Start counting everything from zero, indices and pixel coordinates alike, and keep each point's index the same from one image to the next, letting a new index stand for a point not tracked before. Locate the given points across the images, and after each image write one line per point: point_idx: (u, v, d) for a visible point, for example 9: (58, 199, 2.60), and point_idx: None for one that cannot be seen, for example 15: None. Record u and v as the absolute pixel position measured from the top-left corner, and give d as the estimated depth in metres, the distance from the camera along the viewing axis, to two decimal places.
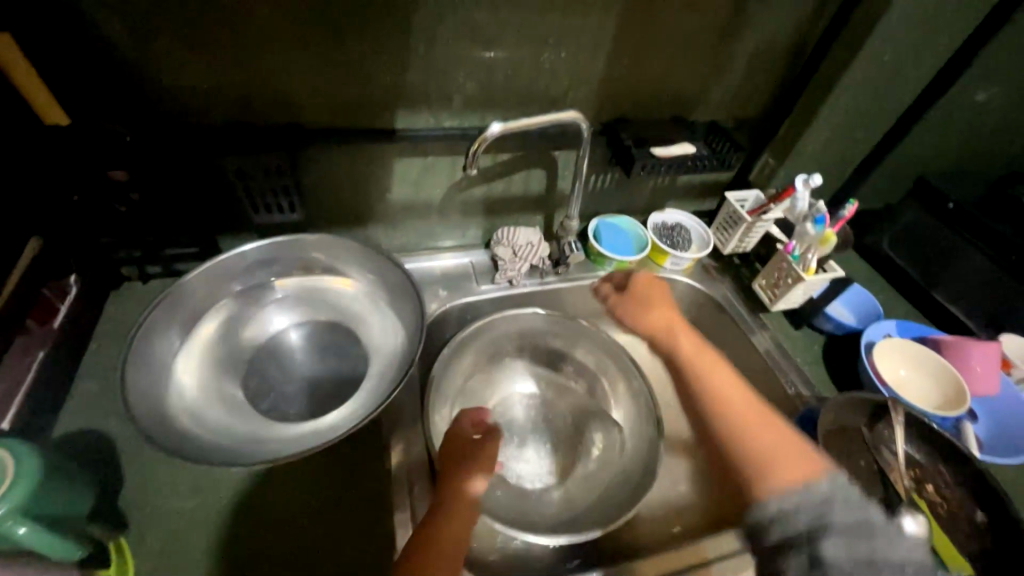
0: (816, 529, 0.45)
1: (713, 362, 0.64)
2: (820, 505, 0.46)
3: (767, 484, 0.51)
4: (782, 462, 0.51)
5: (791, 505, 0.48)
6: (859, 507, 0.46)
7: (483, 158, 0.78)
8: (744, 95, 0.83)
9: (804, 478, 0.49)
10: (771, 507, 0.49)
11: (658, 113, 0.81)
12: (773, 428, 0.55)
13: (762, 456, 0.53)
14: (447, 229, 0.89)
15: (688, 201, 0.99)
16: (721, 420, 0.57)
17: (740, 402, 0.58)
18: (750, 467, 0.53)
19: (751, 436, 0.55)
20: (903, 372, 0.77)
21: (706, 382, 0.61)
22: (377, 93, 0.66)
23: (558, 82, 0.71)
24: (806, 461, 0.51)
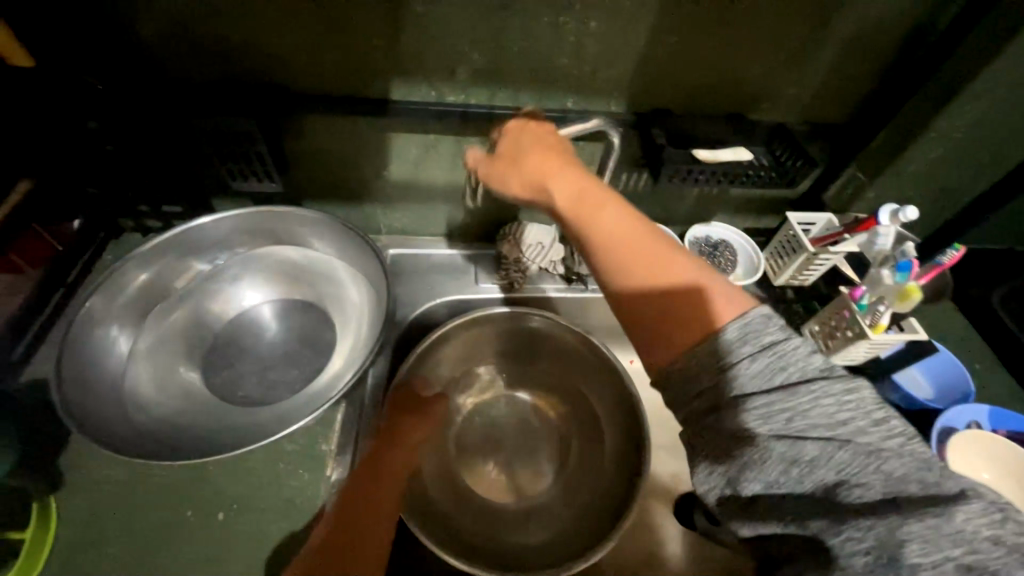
0: (745, 390, 0.37)
1: (578, 192, 0.45)
2: (736, 361, 0.37)
3: (682, 337, 0.40)
4: (707, 308, 0.40)
5: (701, 367, 0.38)
6: (773, 352, 0.37)
7: (492, 142, 0.69)
8: (830, 97, 0.66)
9: (720, 334, 0.39)
10: (692, 378, 0.39)
11: (711, 108, 0.66)
12: (676, 269, 0.41)
13: (662, 302, 0.41)
14: (452, 216, 0.81)
15: (740, 215, 0.83)
16: (619, 274, 0.43)
17: (644, 265, 0.42)
18: (656, 318, 0.41)
19: (642, 284, 0.42)
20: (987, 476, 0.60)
21: (590, 226, 0.44)
22: (368, 58, 0.58)
23: (583, 60, 0.59)
24: (717, 302, 0.40)
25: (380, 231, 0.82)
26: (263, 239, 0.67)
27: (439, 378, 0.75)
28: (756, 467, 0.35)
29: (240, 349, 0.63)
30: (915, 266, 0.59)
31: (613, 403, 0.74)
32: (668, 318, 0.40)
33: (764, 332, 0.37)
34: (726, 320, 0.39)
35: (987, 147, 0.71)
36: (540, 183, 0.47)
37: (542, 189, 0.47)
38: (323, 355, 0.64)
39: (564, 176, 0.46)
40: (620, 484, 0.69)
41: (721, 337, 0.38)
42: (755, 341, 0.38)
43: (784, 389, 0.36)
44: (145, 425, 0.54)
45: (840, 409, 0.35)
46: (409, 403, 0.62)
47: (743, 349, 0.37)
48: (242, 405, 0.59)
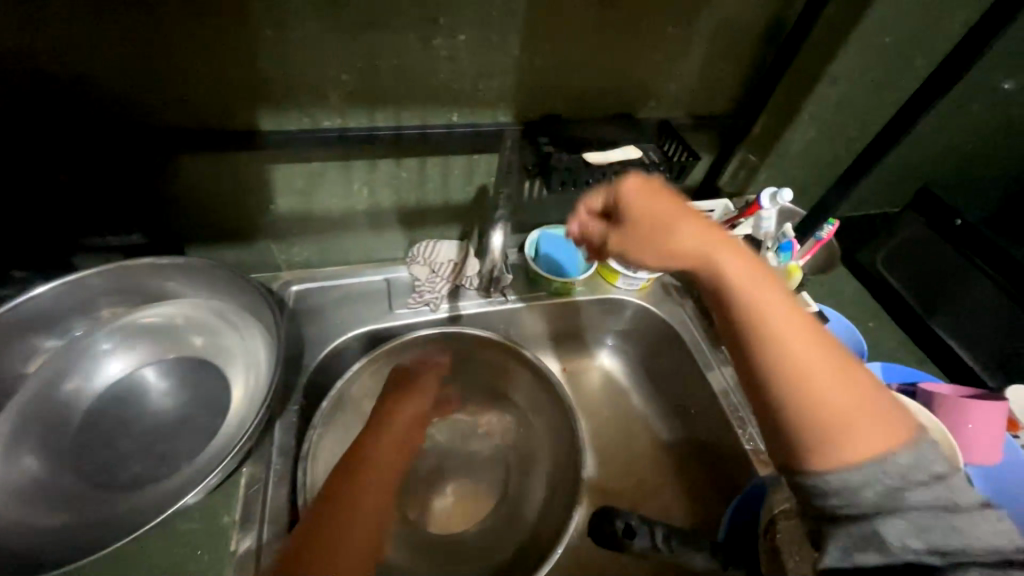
0: (883, 506, 0.35)
1: (770, 284, 0.41)
2: (897, 487, 0.35)
3: (841, 451, 0.36)
4: (841, 409, 0.36)
5: (863, 481, 0.35)
6: (944, 484, 0.35)
7: (383, 164, 0.66)
8: (706, 90, 0.68)
9: (889, 458, 0.35)
10: (841, 481, 0.36)
11: (598, 110, 0.67)
12: (868, 392, 0.37)
13: (823, 399, 0.36)
14: (358, 243, 0.77)
15: None
16: (790, 372, 0.37)
17: (821, 364, 0.37)
18: (817, 424, 0.36)
19: (823, 395, 0.36)
20: None
21: (762, 318, 0.39)
22: (224, 89, 0.53)
23: (460, 74, 0.57)
24: (893, 424, 0.36)
25: (281, 267, 0.76)
26: (130, 295, 0.60)
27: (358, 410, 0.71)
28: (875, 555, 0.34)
29: (114, 424, 0.56)
30: (795, 246, 0.65)
31: (548, 408, 0.73)
32: (835, 417, 0.36)
33: (937, 463, 0.35)
34: (898, 443, 0.36)
35: (851, 123, 0.77)
36: (701, 255, 0.42)
37: (697, 259, 0.42)
38: (218, 414, 0.59)
39: (733, 255, 0.41)
40: (561, 494, 0.68)
41: (893, 459, 0.35)
42: (928, 472, 0.36)
43: (888, 496, 0.35)
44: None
45: (996, 533, 0.35)
46: (376, 432, 0.65)
47: (918, 475, 0.35)
48: (122, 490, 0.52)
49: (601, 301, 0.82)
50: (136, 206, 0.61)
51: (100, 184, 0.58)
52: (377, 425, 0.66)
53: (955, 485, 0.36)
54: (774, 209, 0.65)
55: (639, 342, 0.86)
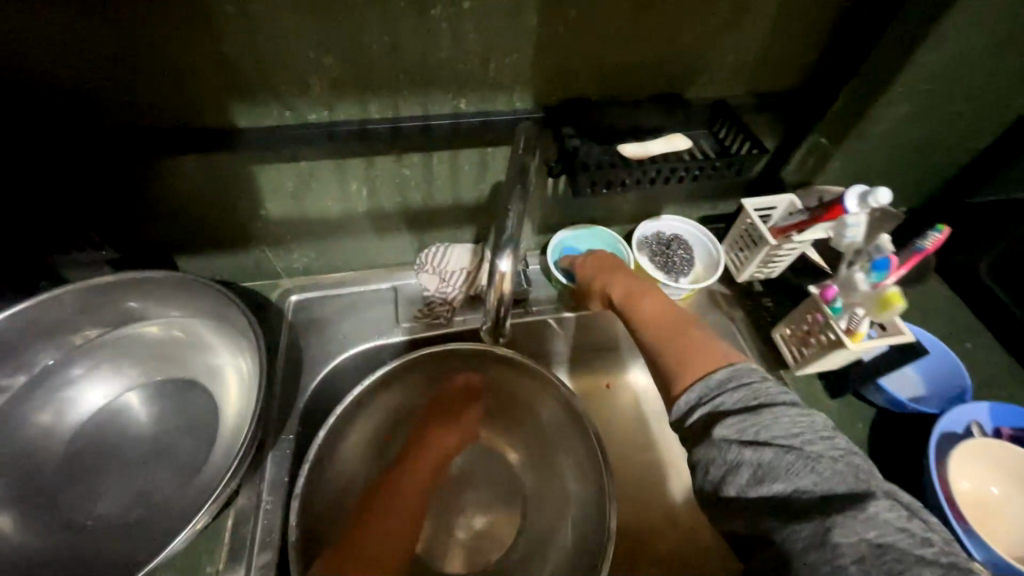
0: (716, 414, 0.40)
1: (648, 285, 0.55)
2: (714, 394, 0.41)
3: (686, 375, 0.44)
4: (692, 355, 0.45)
5: (698, 394, 0.41)
6: (795, 401, 0.39)
7: (382, 162, 0.57)
8: (775, 60, 0.55)
9: (712, 374, 0.42)
10: (689, 398, 0.42)
11: (633, 91, 0.55)
12: (716, 341, 0.46)
13: (681, 348, 0.46)
14: (361, 248, 0.69)
15: (694, 204, 0.73)
16: (653, 334, 0.49)
17: (676, 327, 0.49)
18: (669, 362, 0.46)
19: (668, 336, 0.48)
20: (996, 491, 0.52)
21: (637, 305, 0.53)
22: (188, 80, 0.45)
23: (465, 51, 0.47)
24: (712, 357, 0.44)
25: (280, 275, 0.70)
26: (108, 314, 0.55)
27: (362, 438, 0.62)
28: (734, 477, 0.36)
29: (98, 457, 0.52)
30: (893, 264, 0.50)
31: (574, 440, 0.63)
32: (681, 358, 0.45)
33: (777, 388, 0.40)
34: (717, 364, 0.43)
35: (960, 96, 0.61)
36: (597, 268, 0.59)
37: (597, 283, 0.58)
38: (204, 444, 0.53)
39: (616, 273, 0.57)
40: (585, 541, 0.59)
41: (712, 376, 0.42)
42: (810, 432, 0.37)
43: (712, 406, 0.40)
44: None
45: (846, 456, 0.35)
46: (417, 446, 0.65)
47: (759, 394, 0.40)
48: (99, 534, 0.48)
49: None
50: (114, 215, 0.56)
51: (70, 193, 0.52)
52: (414, 448, 0.65)
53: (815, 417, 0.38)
54: (862, 214, 0.51)
55: None
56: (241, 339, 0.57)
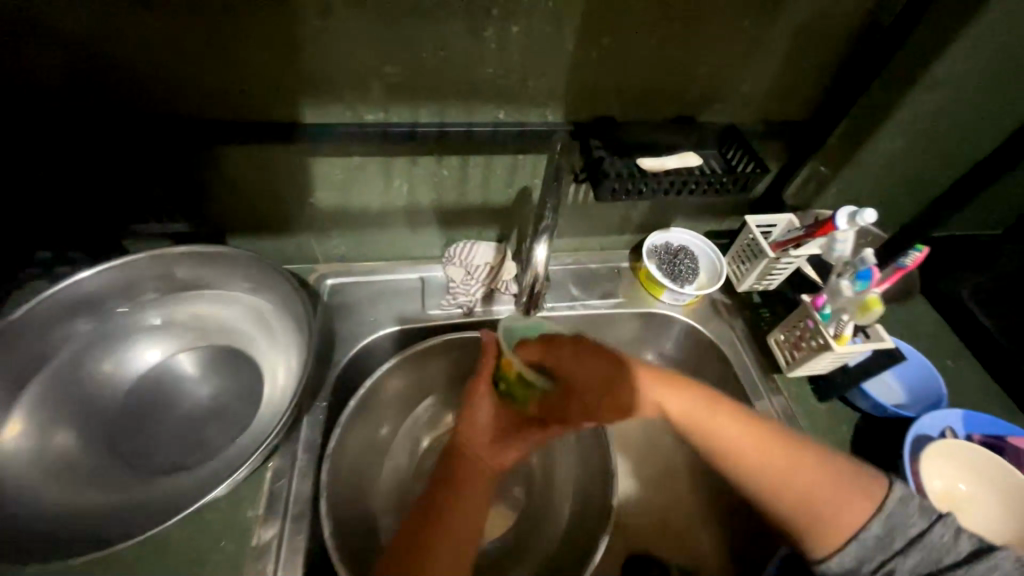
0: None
1: (711, 411, 0.53)
2: (882, 558, 0.46)
3: (829, 542, 0.47)
4: (823, 516, 0.47)
5: (858, 557, 0.46)
6: (922, 545, 0.45)
7: (425, 162, 0.63)
8: (781, 92, 0.62)
9: (866, 532, 0.46)
10: (840, 562, 0.46)
11: (654, 112, 0.61)
12: (826, 478, 0.49)
13: (804, 506, 0.48)
14: (395, 240, 0.75)
15: (701, 219, 0.79)
16: (763, 489, 0.50)
17: (772, 453, 0.50)
18: (797, 520, 0.49)
19: (780, 480, 0.50)
20: (964, 487, 0.57)
21: (713, 440, 0.52)
22: (270, 79, 0.52)
23: (510, 68, 0.54)
24: (861, 495, 0.48)
25: (318, 260, 0.76)
26: (168, 284, 0.60)
27: (385, 406, 0.70)
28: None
29: (151, 411, 0.57)
30: (875, 275, 0.55)
31: (576, 420, 0.70)
32: (816, 516, 0.48)
33: (905, 531, 0.46)
34: (864, 519, 0.47)
35: (946, 134, 0.68)
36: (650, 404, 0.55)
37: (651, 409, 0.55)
38: (246, 406, 0.59)
39: (670, 395, 0.54)
40: (585, 519, 0.64)
41: (867, 532, 0.47)
42: (902, 538, 0.46)
43: (885, 573, 0.45)
44: (31, 522, 0.47)
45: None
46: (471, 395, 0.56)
47: (892, 543, 0.46)
48: (153, 476, 0.53)
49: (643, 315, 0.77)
50: (183, 194, 0.62)
51: (149, 171, 0.59)
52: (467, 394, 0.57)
53: (934, 543, 0.45)
54: (851, 229, 0.56)
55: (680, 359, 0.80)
56: (287, 311, 0.62)
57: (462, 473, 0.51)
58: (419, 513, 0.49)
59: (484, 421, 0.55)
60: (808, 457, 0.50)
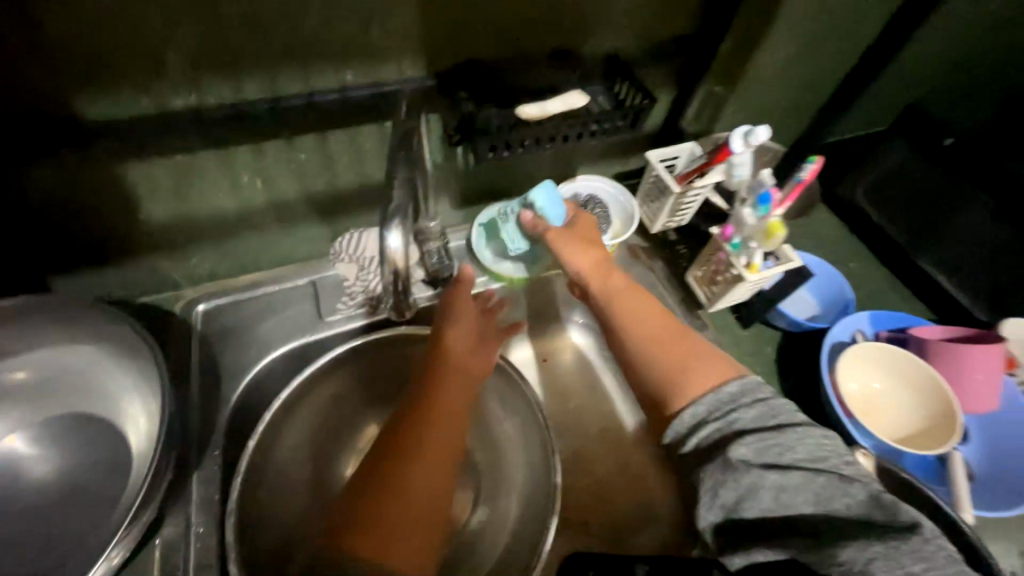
0: (727, 432, 0.41)
1: (633, 292, 0.54)
2: (729, 407, 0.42)
3: (688, 393, 0.44)
4: (692, 376, 0.45)
5: (707, 411, 0.42)
6: (764, 402, 0.42)
7: (272, 147, 0.52)
8: (660, 10, 0.56)
9: (720, 388, 0.43)
10: (693, 412, 0.43)
11: (528, 49, 0.54)
12: (697, 356, 0.47)
13: (667, 358, 0.47)
14: (271, 244, 0.64)
15: (607, 162, 0.74)
16: (640, 348, 0.49)
17: (644, 318, 0.51)
18: (664, 371, 0.47)
19: (653, 348, 0.49)
20: (877, 386, 0.58)
21: (625, 310, 0.52)
22: (12, 69, 0.39)
23: (340, 16, 0.44)
24: (723, 369, 0.46)
25: (180, 283, 0.63)
26: None
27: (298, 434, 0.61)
28: (751, 499, 0.38)
29: None
30: (774, 197, 0.53)
31: (516, 402, 0.65)
32: (675, 375, 0.46)
33: (757, 389, 0.43)
34: (723, 379, 0.44)
35: (827, 38, 0.66)
36: (593, 269, 0.55)
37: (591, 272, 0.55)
38: (109, 475, 0.49)
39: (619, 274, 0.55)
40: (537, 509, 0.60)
41: (723, 388, 0.43)
42: (759, 403, 0.42)
43: (726, 422, 0.41)
44: None
45: (819, 448, 0.39)
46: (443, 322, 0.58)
47: (740, 397, 0.42)
48: None
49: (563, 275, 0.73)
50: None
51: None
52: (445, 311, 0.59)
53: (810, 433, 0.40)
54: (747, 152, 0.55)
55: None
56: (132, 355, 0.51)
57: (430, 405, 0.52)
58: (377, 468, 0.48)
59: (462, 335, 0.58)
60: (685, 335, 0.50)
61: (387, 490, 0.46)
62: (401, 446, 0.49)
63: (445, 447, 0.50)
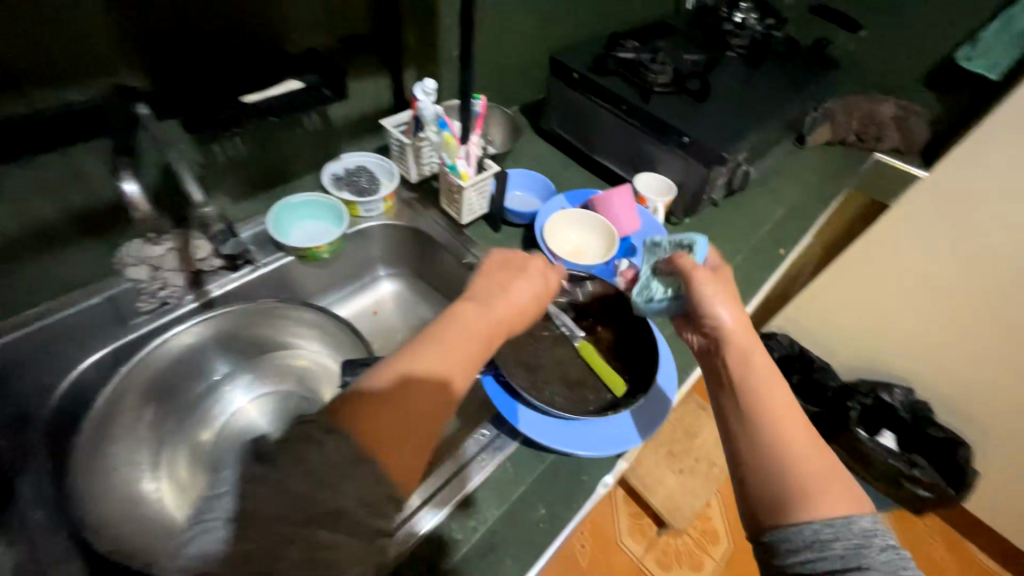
0: (850, 564, 0.41)
1: (779, 378, 0.52)
2: (857, 545, 0.42)
3: (809, 506, 0.45)
4: (828, 492, 0.45)
5: (834, 534, 0.43)
6: (898, 552, 0.42)
7: (11, 173, 0.58)
8: (338, 12, 0.74)
9: (852, 523, 0.43)
10: (816, 531, 0.43)
11: (238, 54, 0.68)
12: (829, 470, 0.47)
13: (803, 463, 0.47)
14: (46, 273, 0.67)
15: (362, 138, 0.91)
16: (774, 443, 0.48)
17: (794, 414, 0.50)
18: (800, 478, 0.46)
19: (793, 443, 0.48)
20: (575, 237, 0.86)
21: (764, 395, 0.51)
22: None
23: (38, 46, 0.53)
24: (851, 497, 0.46)
25: None
26: None
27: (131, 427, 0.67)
28: None
29: None
30: (448, 121, 0.78)
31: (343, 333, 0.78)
32: (803, 479, 0.46)
33: (890, 538, 0.43)
34: (853, 510, 0.44)
35: None
36: (742, 353, 0.54)
37: (743, 333, 0.55)
38: None
39: (762, 346, 0.55)
40: None
41: (856, 522, 0.44)
42: (884, 542, 0.43)
43: (853, 555, 0.42)
44: None
45: None
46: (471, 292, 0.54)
47: (873, 542, 0.43)
48: None
49: (354, 234, 0.88)
50: None
51: None
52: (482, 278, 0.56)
53: (908, 560, 0.42)
54: (426, 96, 0.76)
55: (404, 256, 0.94)
56: None
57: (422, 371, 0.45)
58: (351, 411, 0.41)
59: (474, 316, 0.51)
60: (823, 445, 0.48)
61: (404, 394, 0.43)
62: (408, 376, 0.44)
63: (450, 379, 0.46)
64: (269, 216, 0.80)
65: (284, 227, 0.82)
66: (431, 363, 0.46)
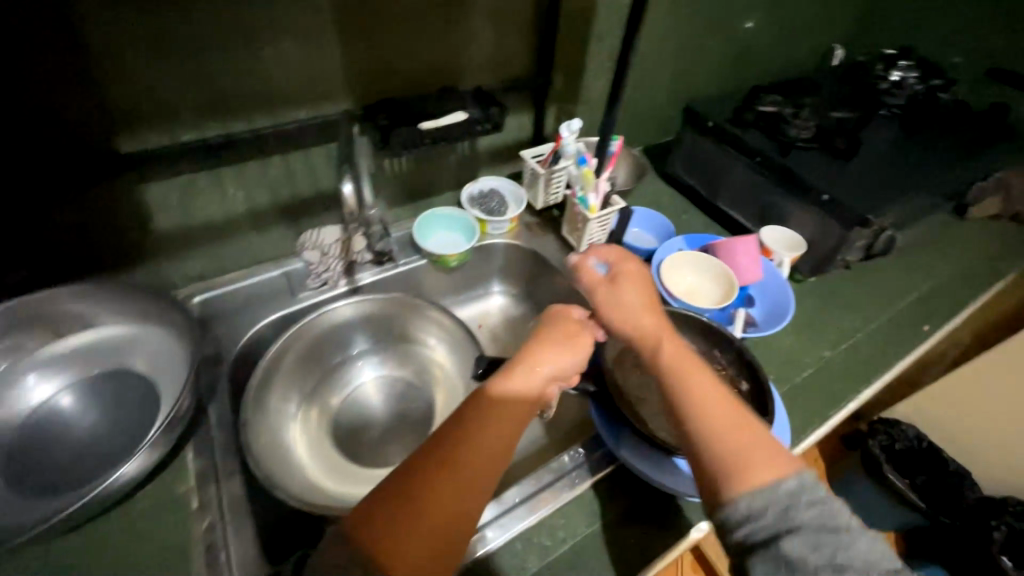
0: (781, 529, 0.44)
1: (691, 369, 0.56)
2: (787, 507, 0.44)
3: (740, 480, 0.47)
4: (757, 462, 0.48)
5: (766, 500, 0.45)
6: (823, 506, 0.44)
7: (250, 166, 0.75)
8: (505, 56, 0.86)
9: (777, 485, 0.46)
10: (748, 504, 0.45)
11: (422, 88, 0.81)
12: (754, 438, 0.50)
13: (726, 441, 0.50)
14: (250, 246, 0.84)
15: (499, 164, 1.02)
16: (701, 429, 0.51)
17: (724, 403, 0.53)
18: (732, 454, 0.49)
19: (722, 425, 0.51)
20: (692, 278, 0.86)
21: (682, 388, 0.54)
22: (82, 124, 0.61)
23: (293, 75, 0.70)
24: (779, 460, 0.48)
25: (177, 284, 0.81)
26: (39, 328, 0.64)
27: (286, 382, 0.80)
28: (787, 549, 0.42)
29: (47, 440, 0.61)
30: (588, 158, 0.84)
31: (462, 335, 0.87)
32: (731, 456, 0.48)
33: (820, 491, 0.45)
34: (783, 473, 0.47)
35: None
36: (653, 348, 0.59)
37: (653, 335, 0.60)
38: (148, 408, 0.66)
39: (670, 345, 0.59)
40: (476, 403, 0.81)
41: (784, 484, 0.46)
42: (812, 493, 0.45)
43: (784, 520, 0.44)
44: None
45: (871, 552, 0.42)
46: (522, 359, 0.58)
47: (801, 497, 0.45)
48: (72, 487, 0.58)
49: (479, 248, 0.97)
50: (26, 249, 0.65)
51: None
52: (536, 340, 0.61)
53: (837, 509, 0.44)
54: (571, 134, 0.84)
55: (518, 273, 1.01)
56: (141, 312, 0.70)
57: (462, 455, 0.49)
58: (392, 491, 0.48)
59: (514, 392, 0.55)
60: (757, 425, 0.51)
61: (444, 480, 0.48)
62: (445, 463, 0.49)
63: (492, 463, 0.50)
64: (416, 223, 0.92)
65: (426, 233, 0.93)
66: (474, 447, 0.50)
